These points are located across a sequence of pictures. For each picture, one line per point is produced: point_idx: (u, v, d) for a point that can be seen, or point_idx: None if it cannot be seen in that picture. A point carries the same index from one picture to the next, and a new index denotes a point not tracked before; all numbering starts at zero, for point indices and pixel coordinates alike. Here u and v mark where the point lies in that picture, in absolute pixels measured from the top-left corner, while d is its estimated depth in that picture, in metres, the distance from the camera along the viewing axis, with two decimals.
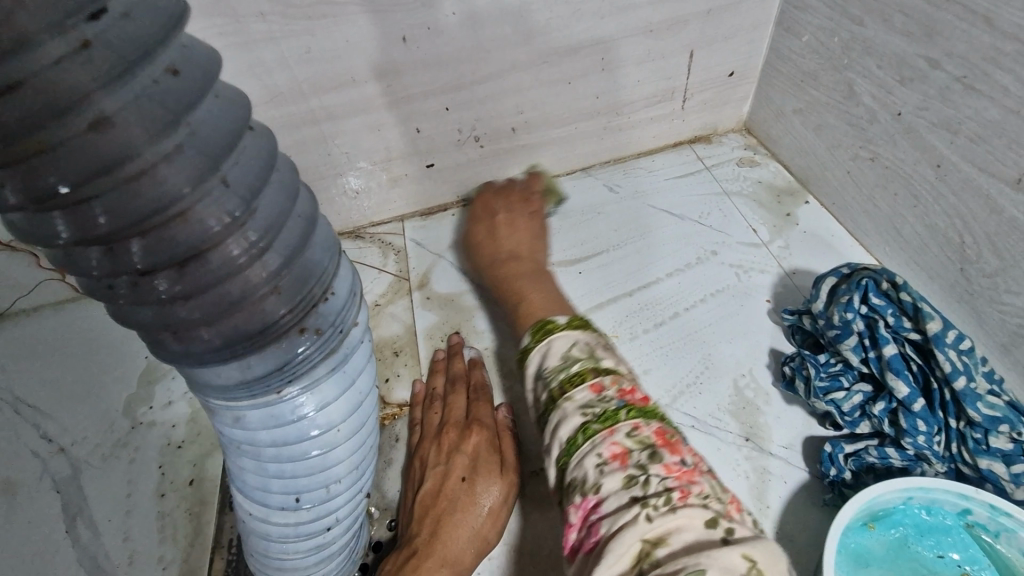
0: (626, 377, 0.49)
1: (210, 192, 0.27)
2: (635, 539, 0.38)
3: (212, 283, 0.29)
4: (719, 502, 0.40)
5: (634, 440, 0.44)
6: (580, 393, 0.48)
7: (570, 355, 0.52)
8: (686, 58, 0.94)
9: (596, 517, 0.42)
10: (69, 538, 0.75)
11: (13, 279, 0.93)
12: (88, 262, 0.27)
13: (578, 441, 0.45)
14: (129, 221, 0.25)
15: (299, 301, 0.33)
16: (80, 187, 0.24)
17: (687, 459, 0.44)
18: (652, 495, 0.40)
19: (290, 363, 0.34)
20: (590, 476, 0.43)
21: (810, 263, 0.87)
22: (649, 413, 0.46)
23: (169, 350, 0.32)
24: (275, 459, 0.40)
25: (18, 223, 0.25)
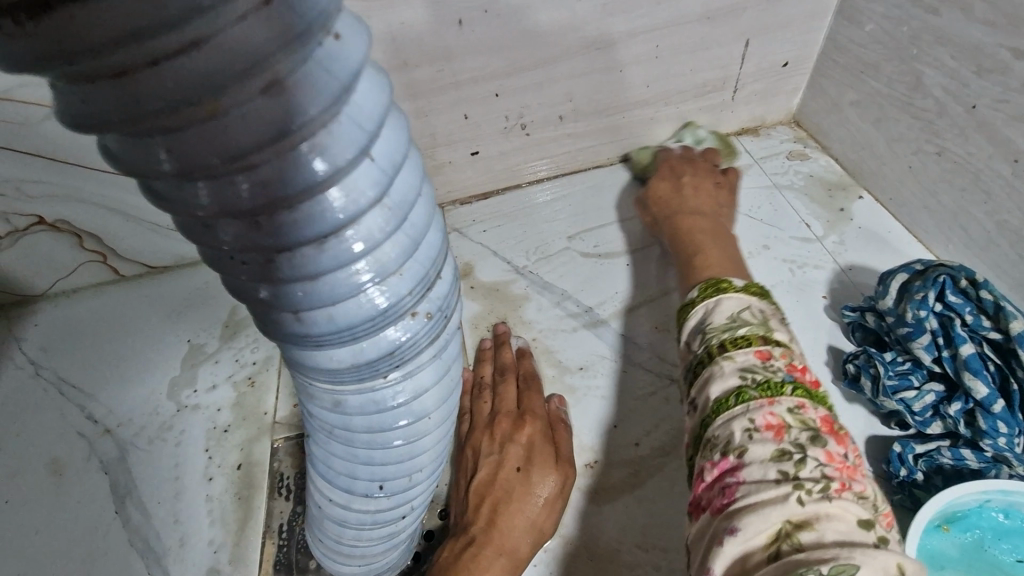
0: (795, 353, 0.49)
1: (358, 166, 0.26)
2: (779, 517, 0.39)
3: (353, 258, 0.28)
4: (875, 507, 0.40)
5: (795, 419, 0.43)
6: (744, 356, 0.48)
7: (738, 317, 0.53)
8: (742, 46, 0.91)
9: (733, 480, 0.42)
10: (119, 520, 0.75)
11: (54, 261, 0.93)
12: (225, 235, 0.25)
13: (731, 402, 0.46)
14: (284, 194, 0.24)
15: (417, 284, 0.31)
16: (246, 159, 0.23)
17: (850, 454, 0.43)
18: (808, 478, 0.40)
19: (400, 349, 0.33)
20: (737, 438, 0.44)
21: (867, 259, 0.86)
22: (819, 398, 0.46)
23: (290, 330, 0.30)
24: (366, 445, 0.39)
25: (164, 191, 0.24)
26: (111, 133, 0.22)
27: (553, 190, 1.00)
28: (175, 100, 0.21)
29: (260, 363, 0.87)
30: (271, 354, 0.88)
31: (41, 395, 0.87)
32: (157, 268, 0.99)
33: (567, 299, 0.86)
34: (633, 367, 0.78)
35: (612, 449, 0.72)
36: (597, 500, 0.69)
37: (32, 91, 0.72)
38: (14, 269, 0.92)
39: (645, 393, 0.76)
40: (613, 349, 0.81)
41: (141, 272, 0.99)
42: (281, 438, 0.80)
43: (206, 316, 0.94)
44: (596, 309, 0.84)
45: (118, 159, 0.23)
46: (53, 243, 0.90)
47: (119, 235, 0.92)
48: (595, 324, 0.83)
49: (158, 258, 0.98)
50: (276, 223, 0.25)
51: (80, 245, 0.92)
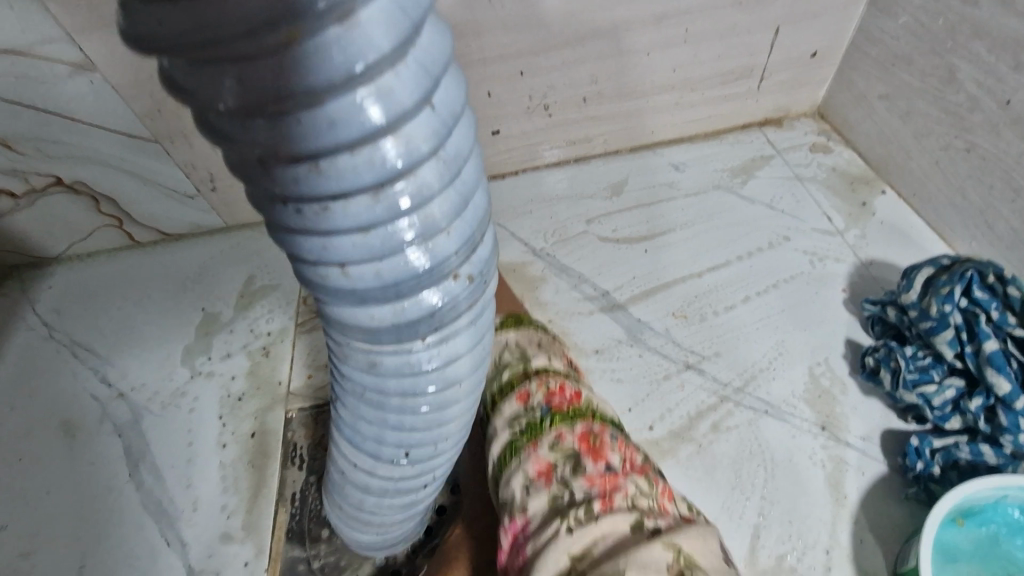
0: (551, 378, 0.55)
1: (421, 114, 0.24)
2: (560, 557, 0.40)
3: (404, 212, 0.27)
4: (644, 502, 0.43)
5: (557, 453, 0.48)
6: (509, 406, 0.53)
7: (501, 363, 0.58)
8: (772, 34, 0.90)
9: (523, 534, 0.45)
10: (133, 482, 0.75)
11: (69, 224, 0.93)
12: (285, 177, 0.24)
13: (507, 458, 0.50)
14: (349, 137, 0.23)
15: (463, 244, 0.31)
16: (318, 96, 0.22)
17: (613, 461, 0.47)
18: (576, 507, 0.43)
19: (442, 310, 0.32)
20: (518, 497, 0.47)
21: (888, 254, 0.85)
22: (575, 416, 0.51)
23: (335, 285, 0.29)
24: (397, 409, 0.39)
25: (223, 126, 0.23)
26: (179, 56, 0.21)
27: (567, 172, 0.98)
28: (256, 27, 0.20)
29: (275, 334, 0.87)
30: (286, 325, 0.88)
31: (55, 356, 0.88)
32: (172, 236, 0.99)
33: (584, 283, 0.84)
34: (649, 352, 0.76)
35: None
36: None
37: (59, 49, 0.71)
38: (30, 229, 0.92)
39: (659, 377, 0.74)
40: (627, 332, 0.78)
41: (156, 239, 0.99)
42: (295, 409, 0.80)
43: (221, 285, 0.94)
44: (613, 294, 0.82)
45: (181, 92, 0.23)
46: (70, 206, 0.90)
47: (135, 200, 0.91)
48: (611, 308, 0.81)
49: (173, 225, 0.97)
50: (338, 165, 0.24)
51: (96, 209, 0.91)
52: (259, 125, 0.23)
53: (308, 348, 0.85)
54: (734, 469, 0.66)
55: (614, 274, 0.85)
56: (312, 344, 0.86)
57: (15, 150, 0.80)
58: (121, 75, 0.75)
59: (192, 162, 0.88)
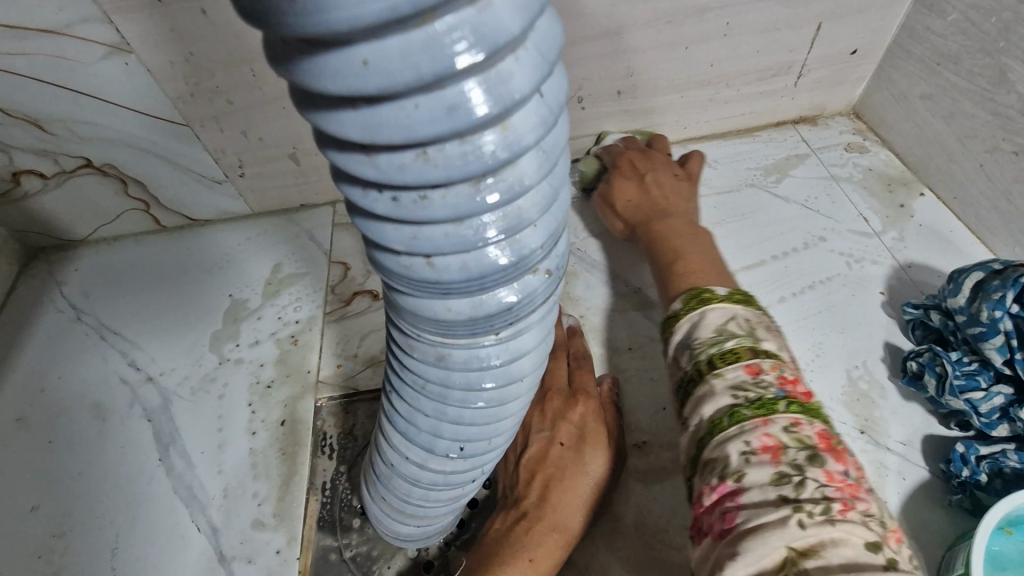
0: (784, 365, 0.50)
1: (530, 101, 0.23)
2: (780, 543, 0.38)
3: (499, 204, 0.25)
4: (882, 525, 0.40)
5: (791, 437, 0.44)
6: (733, 373, 0.49)
7: (726, 330, 0.53)
8: (813, 29, 0.88)
9: (732, 505, 0.42)
10: (163, 466, 0.75)
11: (98, 207, 0.93)
12: (385, 164, 0.23)
13: (726, 423, 0.46)
14: (464, 125, 0.21)
15: (548, 238, 0.30)
16: (438, 82, 0.20)
17: (851, 471, 0.43)
18: (808, 501, 0.40)
19: (521, 305, 0.31)
20: (734, 462, 0.44)
21: (928, 257, 0.84)
22: (813, 413, 0.46)
23: (418, 276, 0.28)
24: (459, 403, 0.38)
25: (328, 108, 0.22)
26: (290, 35, 0.19)
27: None
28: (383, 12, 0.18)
29: (303, 323, 0.87)
30: (314, 314, 0.87)
31: (84, 338, 0.88)
32: (199, 221, 0.99)
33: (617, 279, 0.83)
34: None
35: (659, 431, 0.70)
36: (648, 482, 0.67)
37: (96, 29, 0.70)
38: (59, 210, 0.92)
39: None
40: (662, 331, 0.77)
41: (182, 224, 0.99)
42: (325, 398, 0.79)
43: (248, 272, 0.93)
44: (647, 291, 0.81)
45: (278, 70, 0.21)
46: (99, 188, 0.89)
47: (165, 184, 0.91)
48: (645, 306, 0.80)
49: (201, 210, 0.97)
50: (447, 153, 0.22)
51: (125, 192, 0.91)
52: (375, 111, 0.21)
53: (337, 337, 0.85)
54: None
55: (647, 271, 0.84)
56: (342, 333, 0.85)
57: (48, 130, 0.80)
58: (157, 57, 0.74)
59: (223, 147, 0.87)
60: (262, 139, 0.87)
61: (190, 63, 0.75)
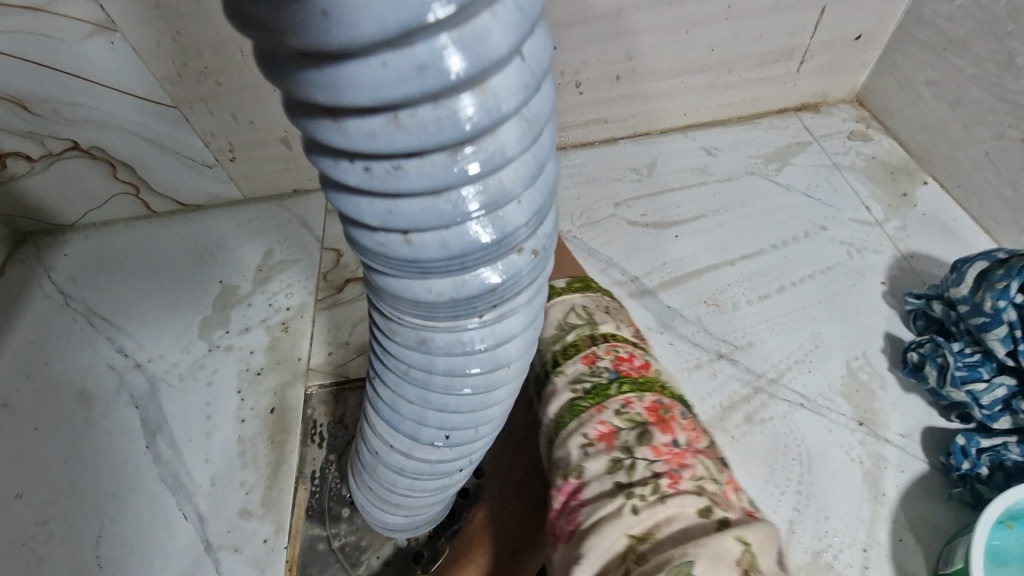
0: (620, 346, 0.49)
1: (510, 62, 0.21)
2: (619, 535, 0.36)
3: (479, 176, 0.24)
4: (713, 482, 0.40)
5: (623, 419, 0.43)
6: (572, 367, 0.48)
7: (566, 324, 0.51)
8: (817, 13, 0.86)
9: (576, 503, 0.40)
10: (151, 453, 0.74)
11: (85, 191, 0.91)
12: (355, 130, 0.21)
13: (568, 418, 0.45)
14: (437, 87, 0.20)
15: (533, 215, 0.28)
16: (408, 35, 0.18)
17: (680, 438, 0.42)
18: (639, 484, 0.39)
19: (505, 286, 0.30)
20: (574, 457, 0.42)
21: (930, 247, 0.82)
22: (644, 386, 0.45)
23: (396, 254, 0.27)
24: (443, 389, 0.37)
25: (292, 67, 0.20)
26: None
27: (596, 153, 0.95)
28: None
29: (294, 310, 0.85)
30: (305, 301, 0.86)
31: (71, 323, 0.87)
32: (189, 206, 0.97)
33: (612, 267, 0.81)
34: (682, 340, 0.74)
35: None
36: None
37: (79, 6, 0.68)
38: (46, 194, 0.90)
39: (691, 366, 0.72)
40: (658, 321, 0.76)
41: (172, 209, 0.97)
42: (315, 386, 0.78)
43: (240, 258, 0.92)
44: (643, 280, 0.80)
45: (238, 23, 0.20)
46: (86, 172, 0.88)
47: (153, 168, 0.89)
48: (641, 294, 0.79)
49: (191, 195, 0.95)
50: (420, 118, 0.21)
51: (113, 175, 0.89)
52: (340, 70, 0.19)
53: (328, 324, 0.83)
54: (769, 462, 0.64)
55: (644, 260, 0.82)
56: (333, 320, 0.84)
57: (33, 111, 0.79)
58: (142, 36, 0.72)
59: (213, 131, 0.85)
60: (252, 122, 0.85)
61: (177, 43, 0.73)
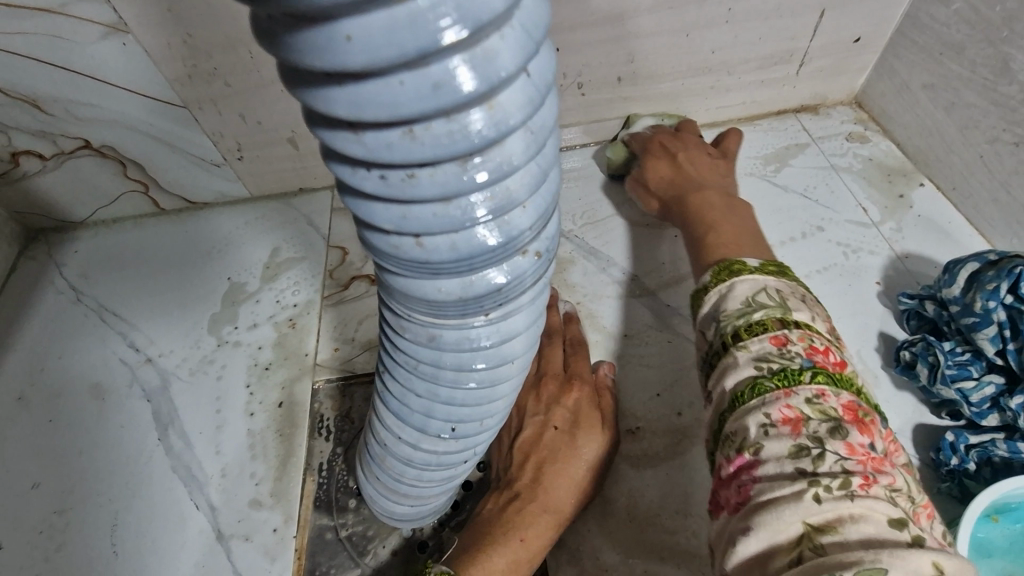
0: (813, 336, 0.49)
1: (516, 80, 0.23)
2: (795, 518, 0.38)
3: (486, 184, 0.25)
4: (906, 500, 0.40)
5: (814, 409, 0.43)
6: (759, 345, 0.49)
7: (755, 301, 0.53)
8: (816, 17, 0.87)
9: (749, 478, 0.42)
10: (162, 446, 0.76)
11: (97, 189, 0.93)
12: (373, 142, 0.23)
13: (748, 395, 0.46)
14: (450, 104, 0.21)
15: (537, 219, 0.30)
16: (424, 58, 0.20)
17: (876, 444, 0.42)
18: (825, 475, 0.39)
19: (510, 286, 0.32)
20: (752, 433, 0.44)
21: (924, 248, 0.84)
22: (840, 383, 0.46)
23: (408, 256, 0.28)
24: (451, 383, 0.39)
25: (314, 85, 0.22)
26: (275, 10, 0.19)
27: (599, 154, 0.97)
28: None
29: (301, 307, 0.87)
30: (312, 298, 0.88)
31: (84, 319, 0.89)
32: (198, 204, 0.99)
33: (614, 266, 0.83)
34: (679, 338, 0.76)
35: (652, 417, 0.71)
36: (642, 467, 0.68)
37: (92, 9, 0.70)
38: (59, 192, 0.92)
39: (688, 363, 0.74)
40: (657, 319, 0.78)
41: (181, 207, 0.99)
42: (322, 380, 0.80)
43: (247, 255, 0.94)
44: (643, 279, 0.82)
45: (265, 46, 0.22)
46: (98, 170, 0.90)
47: (163, 166, 0.91)
48: (641, 293, 0.80)
49: (200, 193, 0.97)
50: (433, 132, 0.22)
51: (124, 174, 0.91)
52: (361, 88, 0.21)
53: (334, 321, 0.85)
54: None
55: (643, 259, 0.84)
56: (339, 317, 0.86)
57: (46, 111, 0.81)
58: (153, 38, 0.74)
59: (221, 131, 0.87)
60: (260, 123, 0.87)
61: (187, 44, 0.75)
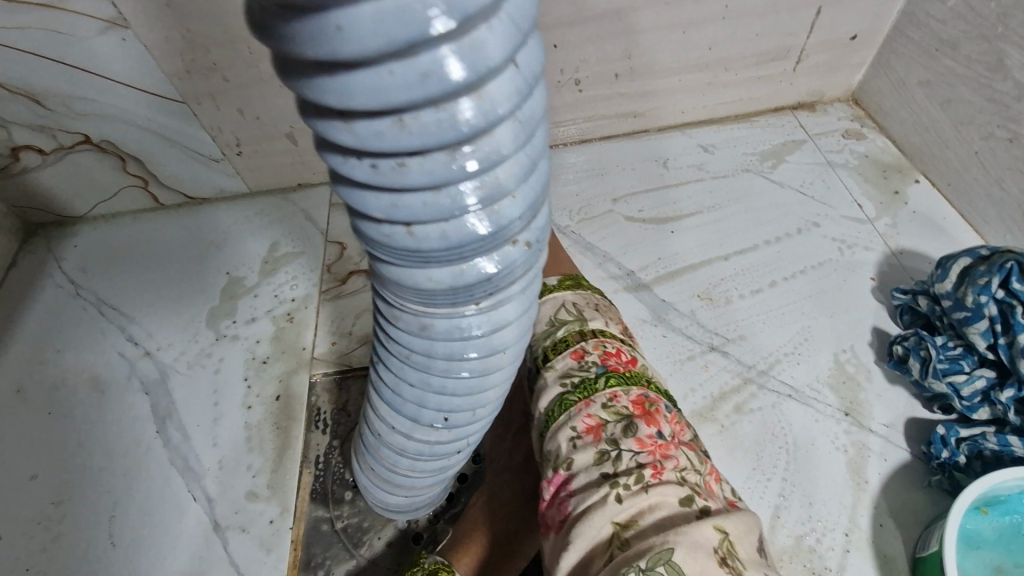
0: (609, 340, 0.51)
1: (505, 70, 0.23)
2: (605, 522, 0.40)
3: (476, 173, 0.26)
4: (694, 475, 0.43)
5: (610, 412, 0.46)
6: (562, 362, 0.50)
7: (555, 319, 0.53)
8: (813, 14, 0.88)
9: (566, 493, 0.44)
10: (161, 438, 0.77)
11: (95, 183, 0.93)
12: (364, 131, 0.23)
13: (557, 413, 0.47)
14: (438, 92, 0.22)
15: (527, 209, 0.30)
16: (413, 47, 0.20)
17: (664, 429, 0.45)
18: (623, 474, 0.42)
19: (500, 275, 0.32)
20: (564, 449, 0.45)
21: (919, 243, 0.84)
22: (631, 379, 0.48)
23: (399, 244, 0.29)
24: (443, 372, 0.39)
25: (305, 74, 0.22)
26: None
27: (596, 150, 0.97)
28: None
29: (299, 301, 0.88)
30: (310, 293, 0.88)
31: (83, 313, 0.89)
32: (196, 199, 0.99)
33: (611, 261, 0.83)
34: (674, 332, 0.76)
35: None
36: None
37: (92, 4, 0.71)
38: (58, 186, 0.93)
39: (683, 359, 0.74)
40: (653, 313, 0.78)
41: (179, 202, 0.99)
42: (319, 373, 0.81)
43: (246, 250, 0.94)
44: (639, 274, 0.82)
45: (259, 35, 0.22)
46: (97, 165, 0.90)
47: (162, 161, 0.91)
48: (637, 288, 0.81)
49: (198, 188, 0.97)
50: (423, 120, 0.23)
51: (123, 169, 0.92)
52: (351, 77, 0.21)
53: (332, 315, 0.86)
54: (757, 449, 0.67)
55: (640, 254, 0.84)
56: (337, 311, 0.86)
57: (46, 106, 0.81)
58: (153, 33, 0.74)
59: (219, 125, 0.87)
60: (258, 118, 0.87)
61: (186, 39, 0.76)
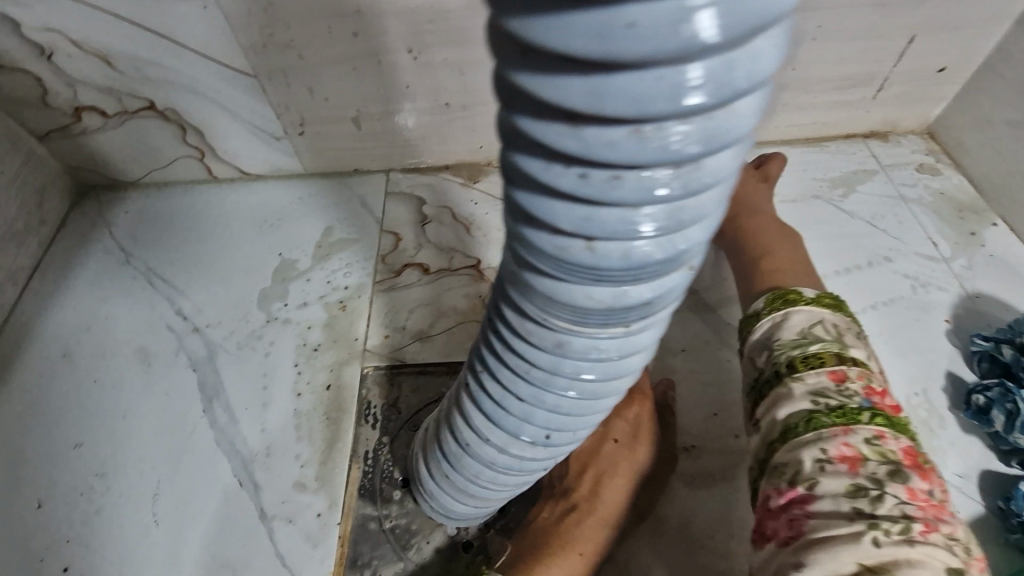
0: (869, 376, 0.55)
1: (758, 88, 0.22)
2: (851, 559, 0.42)
3: (686, 193, 0.24)
4: (963, 549, 0.44)
5: (873, 451, 0.48)
6: (815, 378, 0.54)
7: (810, 333, 0.59)
8: (904, 42, 0.85)
9: (801, 512, 0.47)
10: (207, 418, 0.75)
11: (152, 151, 0.92)
12: (594, 137, 0.22)
13: (803, 427, 0.51)
14: (694, 106, 0.20)
15: (710, 234, 0.28)
16: (688, 55, 0.19)
17: (937, 491, 0.47)
18: (885, 518, 0.44)
19: (660, 299, 0.30)
20: (807, 468, 0.48)
21: (996, 289, 0.82)
22: (897, 427, 0.50)
23: (573, 259, 0.27)
24: (562, 391, 0.37)
25: (548, 72, 0.20)
26: None
27: None
28: None
29: (352, 289, 0.86)
30: (363, 282, 0.87)
31: (131, 282, 0.88)
32: (250, 175, 0.97)
33: None
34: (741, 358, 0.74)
35: (708, 436, 0.69)
36: (697, 488, 0.66)
37: None
38: (114, 150, 0.91)
39: None
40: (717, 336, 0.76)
41: (233, 177, 0.98)
42: (371, 366, 0.79)
43: (299, 232, 0.92)
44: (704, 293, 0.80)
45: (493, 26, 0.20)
46: (158, 132, 0.89)
47: (224, 135, 0.90)
48: (703, 308, 0.78)
49: (254, 164, 0.96)
50: (664, 133, 0.21)
51: (183, 139, 0.90)
52: (607, 81, 0.20)
53: (385, 307, 0.84)
54: None
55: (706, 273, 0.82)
56: (391, 303, 0.84)
57: (117, 68, 0.80)
58: (236, 4, 0.73)
59: (287, 103, 0.86)
60: (327, 99, 0.85)
61: (268, 13, 0.74)
